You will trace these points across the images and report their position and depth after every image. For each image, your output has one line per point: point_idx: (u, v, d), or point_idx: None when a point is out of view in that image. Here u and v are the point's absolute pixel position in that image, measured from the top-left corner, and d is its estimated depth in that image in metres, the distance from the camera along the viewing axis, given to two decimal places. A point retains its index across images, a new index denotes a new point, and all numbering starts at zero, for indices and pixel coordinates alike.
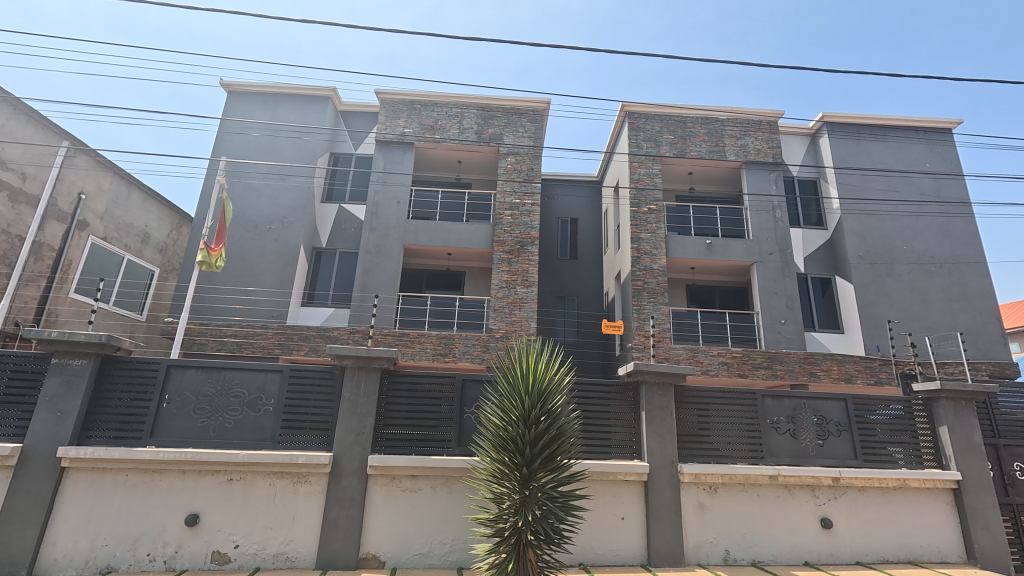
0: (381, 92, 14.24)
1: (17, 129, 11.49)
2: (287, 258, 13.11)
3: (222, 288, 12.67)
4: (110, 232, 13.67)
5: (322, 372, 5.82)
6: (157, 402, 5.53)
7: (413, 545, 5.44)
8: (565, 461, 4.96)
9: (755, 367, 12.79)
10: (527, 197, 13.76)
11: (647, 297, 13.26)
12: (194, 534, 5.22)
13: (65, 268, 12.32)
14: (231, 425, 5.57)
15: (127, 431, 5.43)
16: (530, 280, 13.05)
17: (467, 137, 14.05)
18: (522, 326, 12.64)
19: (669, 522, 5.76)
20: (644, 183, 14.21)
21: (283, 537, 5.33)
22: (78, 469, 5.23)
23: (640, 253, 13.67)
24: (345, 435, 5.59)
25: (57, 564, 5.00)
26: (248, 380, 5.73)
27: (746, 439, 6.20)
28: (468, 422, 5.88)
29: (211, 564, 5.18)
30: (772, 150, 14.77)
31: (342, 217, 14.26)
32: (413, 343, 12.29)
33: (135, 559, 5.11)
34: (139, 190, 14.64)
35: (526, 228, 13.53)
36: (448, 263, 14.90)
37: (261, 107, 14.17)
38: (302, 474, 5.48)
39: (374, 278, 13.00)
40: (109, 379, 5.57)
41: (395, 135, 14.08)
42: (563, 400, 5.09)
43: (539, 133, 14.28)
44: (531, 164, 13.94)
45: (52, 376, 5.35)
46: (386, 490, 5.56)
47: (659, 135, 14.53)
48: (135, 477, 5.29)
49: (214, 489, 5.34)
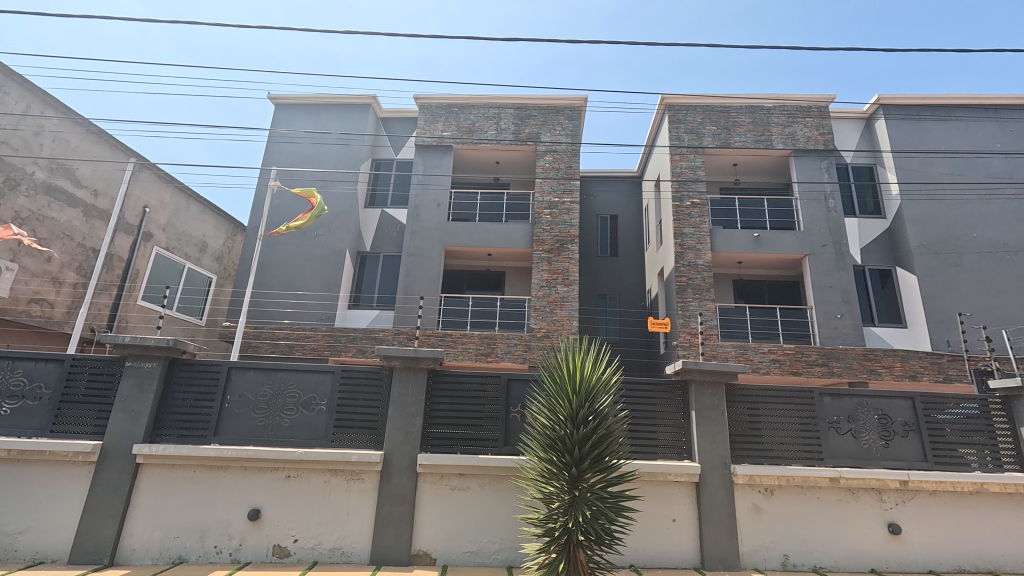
0: (420, 97, 14.51)
1: (89, 149, 12.83)
2: (333, 262, 13.58)
3: (274, 293, 13.26)
4: (171, 242, 14.55)
5: (372, 371, 5.98)
6: (220, 402, 5.82)
7: (462, 543, 5.51)
8: (613, 462, 4.89)
9: (809, 365, 12.25)
10: (566, 195, 13.68)
11: (692, 293, 12.93)
12: (256, 528, 5.47)
13: (133, 277, 13.25)
14: (288, 424, 5.80)
15: (193, 430, 5.75)
16: (571, 279, 12.96)
17: (505, 137, 14.11)
18: (563, 325, 12.58)
19: (722, 525, 5.60)
20: (686, 176, 13.87)
21: (338, 532, 5.50)
22: (151, 465, 5.58)
23: (684, 248, 13.33)
24: (394, 434, 5.73)
25: (134, 553, 5.35)
26: (301, 380, 5.95)
27: (801, 439, 5.93)
28: (514, 422, 5.89)
29: (272, 557, 5.41)
30: (822, 137, 14.10)
31: (384, 221, 14.58)
32: (456, 343, 12.45)
33: (203, 550, 5.40)
34: (197, 202, 15.48)
35: (566, 226, 13.45)
36: (487, 263, 15.00)
37: (306, 118, 14.71)
38: (354, 472, 5.64)
39: (417, 280, 13.22)
40: (175, 381, 5.90)
41: (434, 139, 14.32)
42: (610, 400, 5.01)
43: (577, 130, 14.18)
44: (569, 162, 13.87)
45: (127, 378, 5.72)
46: (435, 489, 5.66)
47: (701, 126, 14.13)
48: (201, 473, 5.59)
49: (272, 485, 5.58)
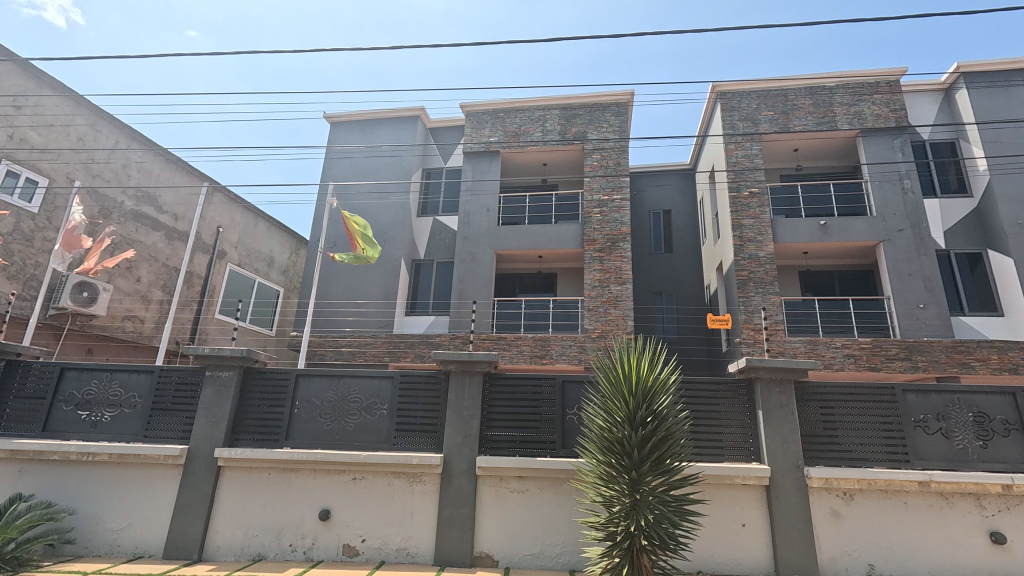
0: (466, 105, 14.75)
1: (168, 177, 14.00)
2: (390, 271, 14.04)
3: (337, 303, 13.87)
4: (242, 258, 15.57)
5: (429, 376, 6.12)
6: (289, 408, 6.15)
7: (524, 545, 5.51)
8: (675, 464, 4.74)
9: (889, 359, 11.39)
10: (615, 192, 13.46)
11: (754, 287, 12.34)
12: (327, 528, 5.72)
13: (211, 292, 14.27)
14: (352, 428, 6.04)
15: (266, 434, 6.10)
16: (624, 277, 12.72)
17: (551, 138, 14.07)
18: (618, 325, 12.36)
19: (798, 531, 5.28)
20: (743, 165, 13.28)
21: (403, 533, 5.65)
22: (230, 467, 5.97)
23: (743, 241, 12.76)
24: (453, 437, 5.83)
25: (219, 550, 5.74)
26: (363, 386, 6.18)
27: (884, 440, 5.50)
28: (570, 424, 5.84)
29: (342, 556, 5.63)
30: (894, 113, 13.10)
31: (437, 228, 14.91)
32: (511, 346, 12.52)
33: (280, 548, 5.71)
34: (264, 220, 16.47)
35: (617, 224, 13.23)
36: (539, 265, 15.00)
37: (359, 134, 15.33)
38: (416, 474, 5.79)
39: (470, 285, 13.42)
40: (250, 388, 6.29)
41: (481, 145, 14.50)
42: (670, 400, 4.86)
43: (625, 126, 13.93)
44: (618, 159, 13.66)
45: (207, 387, 6.17)
46: (494, 491, 5.71)
47: (756, 113, 13.50)
48: (276, 475, 5.92)
49: (340, 487, 5.83)
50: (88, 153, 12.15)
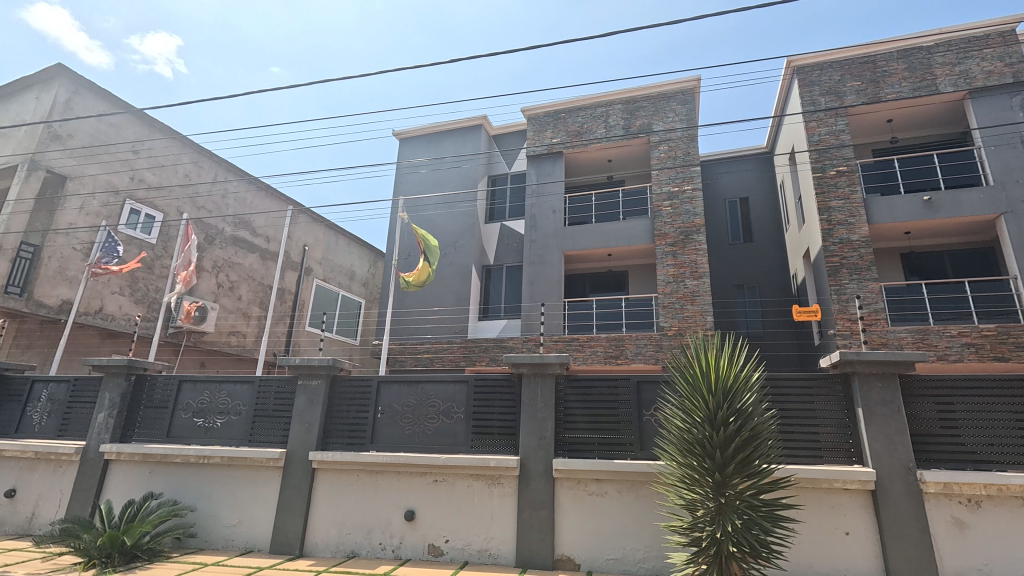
0: (527, 110, 14.85)
1: (260, 203, 15.32)
2: (461, 278, 14.42)
3: (413, 311, 14.44)
4: (327, 273, 16.67)
5: (502, 379, 6.21)
6: (373, 413, 6.49)
7: (606, 549, 5.42)
8: (763, 466, 4.46)
9: (1019, 348, 10.02)
10: (686, 183, 12.95)
11: (848, 274, 11.34)
12: (413, 528, 5.96)
13: (301, 307, 15.40)
14: (432, 432, 6.26)
15: (354, 438, 6.47)
16: (700, 271, 12.17)
17: (615, 133, 13.80)
18: (696, 322, 11.85)
19: (913, 542, 4.77)
20: (827, 143, 12.28)
21: (485, 534, 5.76)
22: (324, 469, 6.39)
23: (832, 224, 11.78)
24: (529, 440, 5.87)
25: (318, 546, 6.16)
26: (440, 391, 6.38)
27: (1015, 440, 4.83)
28: (648, 425, 5.68)
29: (428, 555, 5.84)
30: (1009, 68, 11.55)
31: (504, 233, 15.11)
32: (584, 347, 12.39)
33: (371, 546, 6.02)
34: (344, 237, 17.54)
35: (689, 216, 12.71)
36: (609, 264, 14.75)
37: (427, 147, 15.91)
38: (494, 476, 5.88)
39: (540, 287, 13.46)
40: (338, 395, 6.71)
41: (544, 147, 14.52)
42: (754, 399, 4.59)
43: (692, 113, 13.37)
44: (687, 148, 13.16)
45: (301, 394, 6.66)
46: (573, 494, 5.67)
47: (840, 85, 12.44)
48: (364, 477, 6.26)
49: (423, 489, 6.05)
50: (193, 187, 13.59)
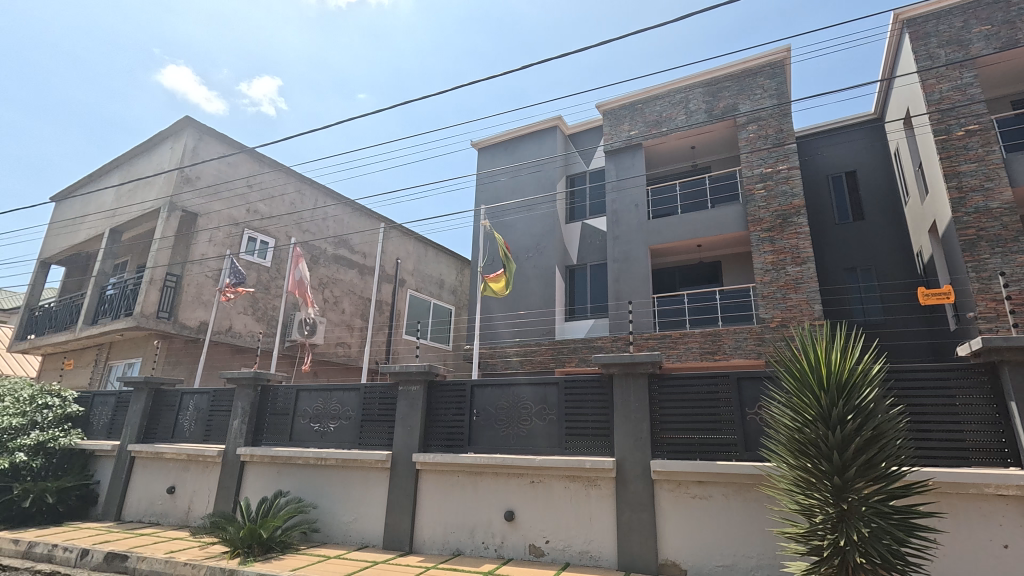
0: (602, 105, 14.62)
1: (355, 222, 16.51)
2: (546, 280, 14.49)
3: (501, 315, 14.73)
4: (419, 284, 17.54)
5: (593, 380, 6.15)
6: (469, 416, 6.73)
7: (714, 555, 5.16)
8: (892, 469, 4.01)
9: None
10: (780, 162, 12.02)
11: (987, 247, 9.87)
12: (513, 528, 6.09)
13: (397, 316, 16.34)
14: (526, 433, 6.35)
15: (453, 441, 6.74)
16: (804, 256, 11.21)
17: (697, 119, 13.15)
18: (802, 311, 10.93)
19: None
20: (951, 101, 10.78)
21: (585, 536, 5.73)
22: (427, 470, 6.73)
23: (963, 192, 10.32)
24: (624, 441, 5.76)
25: (426, 543, 6.49)
26: (531, 393, 6.46)
27: None
28: (753, 424, 5.34)
29: (530, 555, 5.92)
30: None
31: (586, 232, 14.99)
32: (677, 343, 11.87)
33: (475, 545, 6.23)
34: (432, 247, 18.35)
35: (786, 197, 11.77)
36: (699, 255, 14.08)
37: (504, 154, 16.22)
38: (591, 478, 5.84)
39: (627, 284, 13.15)
40: (435, 399, 7.04)
41: (622, 141, 14.17)
42: (876, 394, 4.14)
43: (783, 87, 12.40)
44: (779, 125, 12.24)
45: (402, 400, 7.08)
46: (674, 496, 5.47)
47: (963, 32, 10.88)
48: (464, 478, 6.50)
49: (521, 489, 6.16)
50: (298, 214, 14.98)
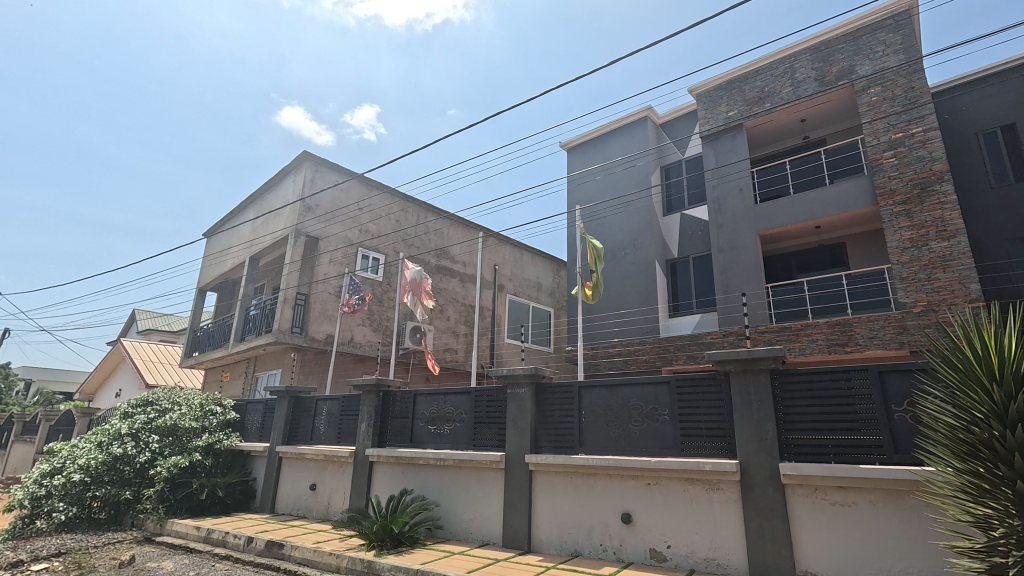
0: (695, 89, 13.90)
1: (454, 233, 17.28)
2: (646, 276, 14.06)
3: (602, 315, 14.52)
4: (517, 288, 17.88)
5: (707, 378, 5.85)
6: (579, 417, 6.73)
7: (864, 569, 4.65)
8: None
9: None
10: (913, 125, 10.56)
11: None
12: (632, 531, 5.96)
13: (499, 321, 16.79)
14: (638, 434, 6.21)
15: (563, 442, 6.78)
16: (952, 229, 9.74)
17: (806, 89, 12.01)
18: (953, 292, 9.49)
19: None
20: None
21: (710, 543, 5.45)
22: (540, 471, 6.83)
23: None
24: (747, 443, 5.39)
25: (544, 544, 6.58)
26: (641, 393, 6.31)
27: None
28: (901, 422, 4.76)
29: (652, 560, 5.76)
30: None
31: (687, 223, 14.31)
32: (799, 336, 10.88)
33: (593, 547, 6.20)
34: (528, 252, 18.63)
35: (924, 163, 10.30)
36: (819, 238, 12.81)
37: (594, 152, 16.03)
38: (712, 481, 5.54)
39: (736, 275, 12.33)
40: (542, 401, 7.12)
41: (721, 124, 13.34)
42: None
43: (911, 39, 10.90)
44: (910, 83, 10.78)
45: (512, 402, 7.26)
46: (810, 503, 5.02)
47: None
48: (578, 479, 6.50)
49: (637, 492, 6.02)
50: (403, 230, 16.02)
